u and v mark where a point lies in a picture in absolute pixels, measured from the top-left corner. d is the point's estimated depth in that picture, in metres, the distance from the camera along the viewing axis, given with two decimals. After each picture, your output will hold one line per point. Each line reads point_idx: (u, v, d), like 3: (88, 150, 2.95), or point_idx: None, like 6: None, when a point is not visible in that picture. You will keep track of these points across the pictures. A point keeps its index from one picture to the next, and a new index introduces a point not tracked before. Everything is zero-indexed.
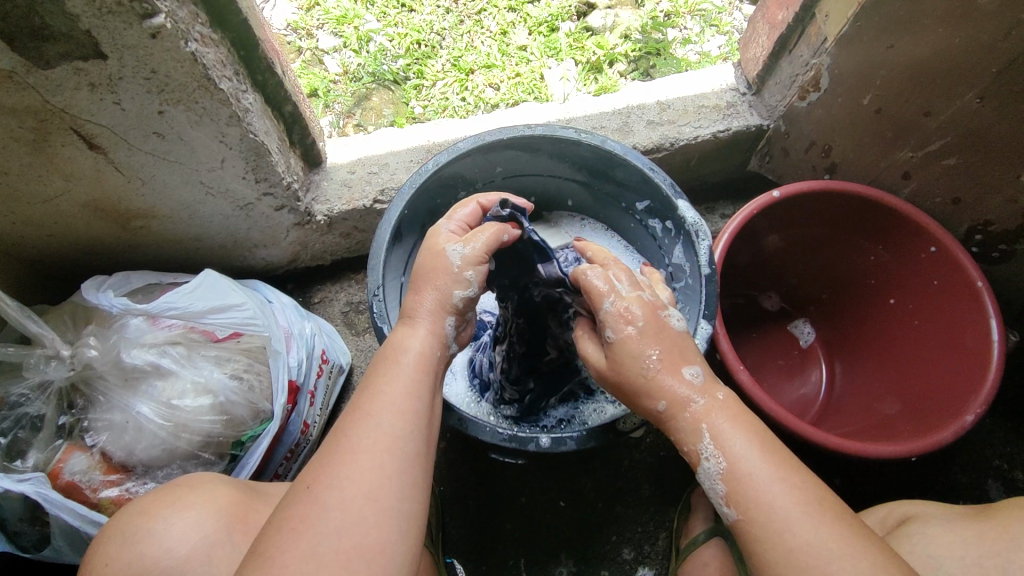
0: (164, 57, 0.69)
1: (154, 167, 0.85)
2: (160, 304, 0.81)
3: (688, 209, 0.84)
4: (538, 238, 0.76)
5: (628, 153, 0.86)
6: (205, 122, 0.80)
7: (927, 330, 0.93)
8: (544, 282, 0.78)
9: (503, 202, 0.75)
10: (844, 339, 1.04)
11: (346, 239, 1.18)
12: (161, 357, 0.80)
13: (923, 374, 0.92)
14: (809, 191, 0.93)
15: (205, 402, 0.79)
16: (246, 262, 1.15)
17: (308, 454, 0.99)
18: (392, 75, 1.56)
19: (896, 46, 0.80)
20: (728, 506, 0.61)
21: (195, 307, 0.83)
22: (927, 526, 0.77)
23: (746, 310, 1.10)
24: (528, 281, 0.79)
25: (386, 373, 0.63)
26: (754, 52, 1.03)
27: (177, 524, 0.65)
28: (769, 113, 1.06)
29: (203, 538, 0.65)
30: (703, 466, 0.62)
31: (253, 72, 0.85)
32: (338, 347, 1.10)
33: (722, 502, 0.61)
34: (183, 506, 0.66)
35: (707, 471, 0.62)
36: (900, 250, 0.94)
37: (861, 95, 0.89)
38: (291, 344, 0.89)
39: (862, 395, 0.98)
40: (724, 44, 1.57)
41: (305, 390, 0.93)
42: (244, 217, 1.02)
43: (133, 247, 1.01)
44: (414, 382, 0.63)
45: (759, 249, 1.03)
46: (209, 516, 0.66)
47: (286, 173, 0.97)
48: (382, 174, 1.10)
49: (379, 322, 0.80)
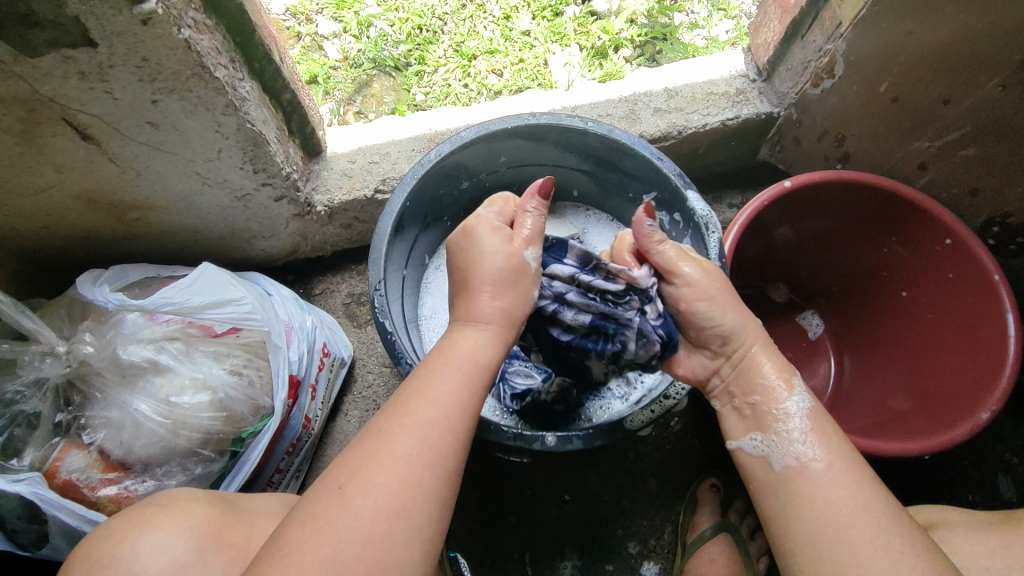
0: (157, 45, 0.66)
1: (150, 158, 0.83)
2: (155, 299, 0.77)
3: (697, 201, 0.82)
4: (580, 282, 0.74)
5: (636, 142, 0.84)
6: (200, 111, 0.77)
7: (942, 326, 0.91)
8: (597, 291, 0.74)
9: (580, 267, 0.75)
10: (852, 332, 1.02)
11: (347, 230, 1.16)
12: (159, 353, 0.78)
13: (937, 369, 0.90)
14: (821, 182, 0.90)
15: (204, 398, 0.78)
16: (245, 252, 1.14)
17: (308, 448, 1.03)
18: (393, 62, 1.55)
19: (915, 31, 0.75)
20: (807, 445, 0.65)
21: (191, 302, 0.79)
22: (955, 535, 0.74)
23: (755, 301, 1.08)
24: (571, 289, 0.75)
25: (428, 376, 0.64)
26: (765, 38, 1.06)
27: (145, 546, 0.63)
28: (779, 100, 1.09)
29: (173, 560, 0.63)
30: (784, 405, 0.67)
31: (250, 61, 0.83)
32: (339, 340, 1.12)
33: (802, 439, 0.65)
34: (153, 526, 0.65)
35: (787, 411, 0.67)
36: (916, 244, 0.92)
37: (878, 82, 0.83)
38: (292, 338, 0.95)
39: (872, 390, 0.96)
40: (732, 28, 1.54)
41: (306, 384, 0.99)
42: (242, 208, 1.01)
43: (131, 239, 0.99)
44: (445, 374, 0.64)
45: (770, 242, 1.01)
46: (179, 536, 0.64)
47: (285, 163, 0.95)
48: (382, 163, 1.09)
49: (380, 318, 0.78)
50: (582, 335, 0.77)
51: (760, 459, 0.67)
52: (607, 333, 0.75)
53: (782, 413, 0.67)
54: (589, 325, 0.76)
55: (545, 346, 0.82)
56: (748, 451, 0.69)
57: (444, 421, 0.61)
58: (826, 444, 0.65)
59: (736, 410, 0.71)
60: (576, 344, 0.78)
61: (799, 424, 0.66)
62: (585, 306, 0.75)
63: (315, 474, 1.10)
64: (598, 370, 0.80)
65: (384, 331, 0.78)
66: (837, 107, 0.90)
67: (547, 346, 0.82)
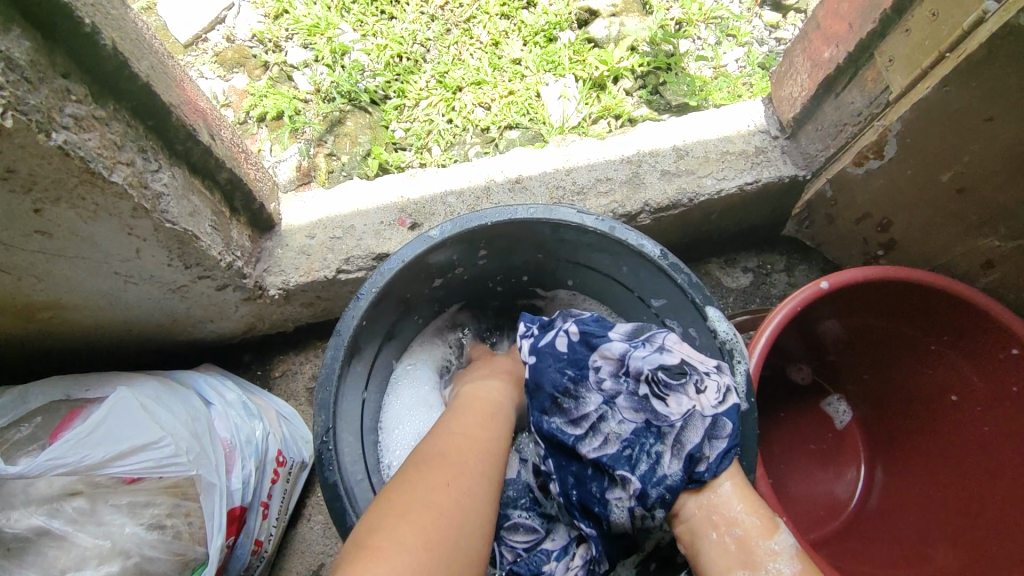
0: (20, 155, 0.50)
1: (49, 264, 0.67)
2: (44, 462, 0.62)
3: (719, 320, 0.68)
4: (636, 357, 0.66)
5: (645, 244, 0.69)
6: (102, 217, 0.62)
7: (1000, 453, 0.77)
8: (646, 367, 0.65)
9: (635, 333, 0.69)
10: (890, 438, 0.88)
11: (309, 308, 1.02)
12: (52, 519, 0.63)
13: (994, 500, 0.76)
14: (866, 281, 0.75)
15: (113, 566, 0.64)
16: (192, 338, 0.99)
17: (261, 572, 0.90)
18: (369, 95, 1.40)
19: (995, 120, 0.61)
20: None
21: (91, 458, 0.64)
22: None
23: (775, 392, 0.94)
24: (627, 363, 0.67)
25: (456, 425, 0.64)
26: (789, 91, 0.92)
27: None
28: (805, 162, 0.95)
29: None
30: (771, 541, 0.58)
31: (170, 143, 0.68)
32: (297, 436, 0.98)
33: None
34: None
35: (777, 549, 0.58)
36: (973, 350, 0.77)
37: (939, 170, 0.69)
38: (235, 460, 0.80)
39: (907, 516, 0.83)
40: (742, 57, 1.39)
41: (256, 505, 0.85)
42: (180, 299, 0.86)
43: (47, 339, 0.84)
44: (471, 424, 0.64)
45: (810, 332, 0.86)
46: None
47: (225, 253, 0.81)
48: (346, 239, 0.94)
49: (327, 473, 0.63)
50: (618, 450, 0.64)
51: None
52: (643, 444, 0.63)
53: (771, 550, 0.58)
54: (630, 435, 0.64)
55: (566, 475, 0.67)
56: None
57: (485, 438, 0.63)
58: None
59: (715, 546, 0.59)
60: (608, 462, 0.64)
61: (790, 564, 0.57)
62: (636, 402, 0.65)
63: None
64: (622, 511, 0.63)
65: (334, 493, 0.62)
66: (885, 190, 0.75)
67: (567, 475, 0.67)
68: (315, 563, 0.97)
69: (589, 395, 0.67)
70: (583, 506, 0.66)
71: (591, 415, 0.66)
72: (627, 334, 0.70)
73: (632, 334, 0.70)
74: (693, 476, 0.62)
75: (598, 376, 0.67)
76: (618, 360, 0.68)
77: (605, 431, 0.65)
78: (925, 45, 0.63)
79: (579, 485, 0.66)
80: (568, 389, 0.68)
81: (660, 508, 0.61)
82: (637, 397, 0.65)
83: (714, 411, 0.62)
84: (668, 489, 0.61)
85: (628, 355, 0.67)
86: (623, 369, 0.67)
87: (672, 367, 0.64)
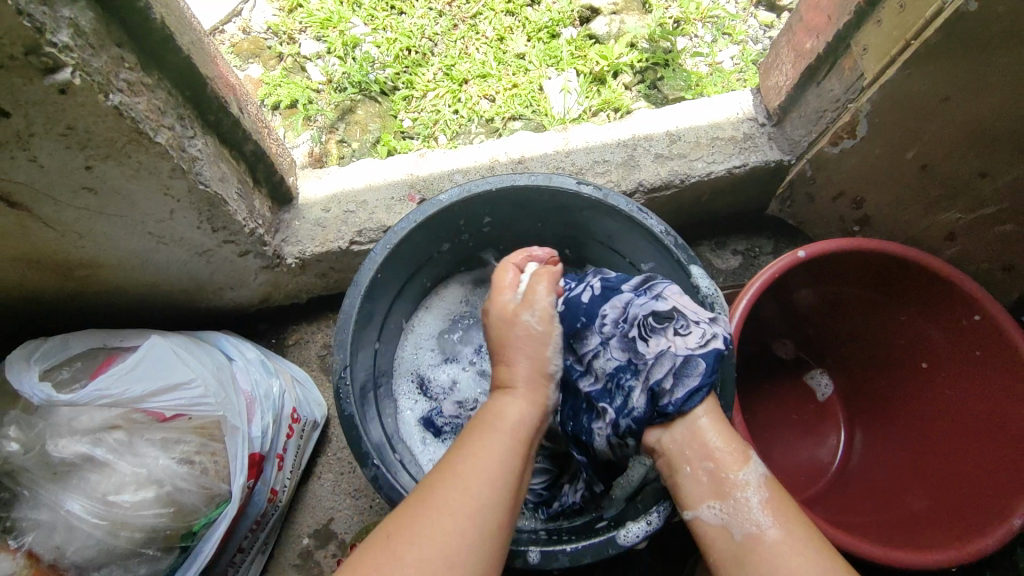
0: (80, 113, 0.57)
1: (92, 221, 0.74)
2: (89, 393, 0.68)
3: (702, 278, 0.74)
4: (635, 304, 0.72)
5: (635, 209, 0.75)
6: (143, 176, 0.69)
7: (962, 414, 0.83)
8: (640, 313, 0.71)
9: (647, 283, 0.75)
10: (865, 404, 0.94)
11: (322, 279, 1.08)
12: (95, 448, 0.70)
13: (957, 455, 0.82)
14: (837, 251, 0.82)
15: (147, 495, 0.70)
16: (212, 305, 1.05)
17: (274, 522, 0.96)
18: (379, 86, 1.47)
19: (951, 99, 0.68)
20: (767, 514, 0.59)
21: (131, 393, 0.70)
22: None
23: (759, 363, 1.00)
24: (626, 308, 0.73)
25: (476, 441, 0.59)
26: (775, 81, 0.98)
27: None
28: (790, 148, 1.01)
29: None
30: (740, 473, 0.62)
31: (204, 113, 0.75)
32: (310, 399, 1.04)
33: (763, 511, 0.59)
34: None
35: (746, 479, 0.62)
36: (938, 317, 0.84)
37: (904, 148, 0.76)
38: (255, 410, 0.87)
39: (881, 471, 0.89)
40: (738, 55, 1.46)
41: (272, 456, 0.91)
42: (205, 263, 0.92)
43: (82, 297, 0.91)
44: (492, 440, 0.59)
45: (786, 303, 0.93)
46: None
47: (248, 219, 0.88)
48: (359, 212, 1.00)
49: (345, 408, 0.69)
50: (602, 385, 0.72)
51: (719, 530, 0.60)
52: (622, 379, 0.70)
53: (740, 481, 0.62)
54: (613, 371, 0.71)
55: (566, 409, 0.76)
56: (706, 522, 0.61)
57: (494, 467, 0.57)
58: (785, 515, 0.59)
59: (688, 479, 0.64)
60: (593, 396, 0.72)
61: (758, 492, 0.61)
62: (624, 342, 0.71)
63: (284, 543, 1.03)
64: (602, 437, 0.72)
65: (351, 423, 0.69)
66: (857, 168, 0.82)
67: (567, 407, 0.76)
68: (325, 518, 1.04)
69: (590, 337, 0.73)
70: (576, 437, 0.75)
71: (587, 353, 0.73)
72: (635, 287, 0.75)
73: (643, 285, 0.75)
74: (660, 409, 0.67)
75: (602, 320, 0.73)
76: (619, 305, 0.74)
77: (595, 368, 0.72)
78: (895, 34, 0.68)
79: (574, 418, 0.75)
80: (574, 332, 0.74)
81: (630, 437, 0.69)
82: (626, 338, 0.71)
83: (690, 351, 0.67)
84: (635, 421, 0.68)
85: (629, 302, 0.73)
86: (625, 315, 0.73)
87: (661, 312, 0.70)
